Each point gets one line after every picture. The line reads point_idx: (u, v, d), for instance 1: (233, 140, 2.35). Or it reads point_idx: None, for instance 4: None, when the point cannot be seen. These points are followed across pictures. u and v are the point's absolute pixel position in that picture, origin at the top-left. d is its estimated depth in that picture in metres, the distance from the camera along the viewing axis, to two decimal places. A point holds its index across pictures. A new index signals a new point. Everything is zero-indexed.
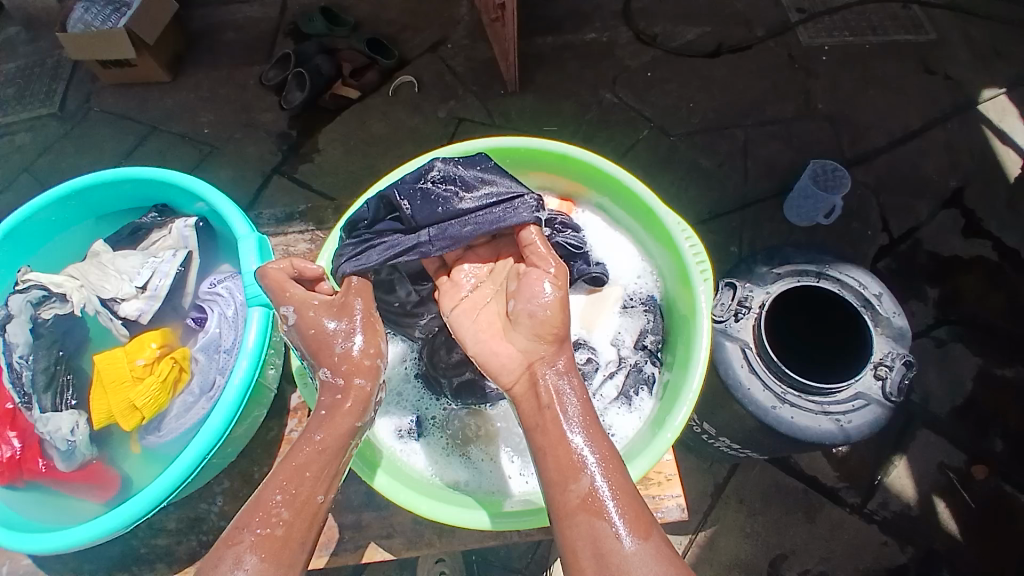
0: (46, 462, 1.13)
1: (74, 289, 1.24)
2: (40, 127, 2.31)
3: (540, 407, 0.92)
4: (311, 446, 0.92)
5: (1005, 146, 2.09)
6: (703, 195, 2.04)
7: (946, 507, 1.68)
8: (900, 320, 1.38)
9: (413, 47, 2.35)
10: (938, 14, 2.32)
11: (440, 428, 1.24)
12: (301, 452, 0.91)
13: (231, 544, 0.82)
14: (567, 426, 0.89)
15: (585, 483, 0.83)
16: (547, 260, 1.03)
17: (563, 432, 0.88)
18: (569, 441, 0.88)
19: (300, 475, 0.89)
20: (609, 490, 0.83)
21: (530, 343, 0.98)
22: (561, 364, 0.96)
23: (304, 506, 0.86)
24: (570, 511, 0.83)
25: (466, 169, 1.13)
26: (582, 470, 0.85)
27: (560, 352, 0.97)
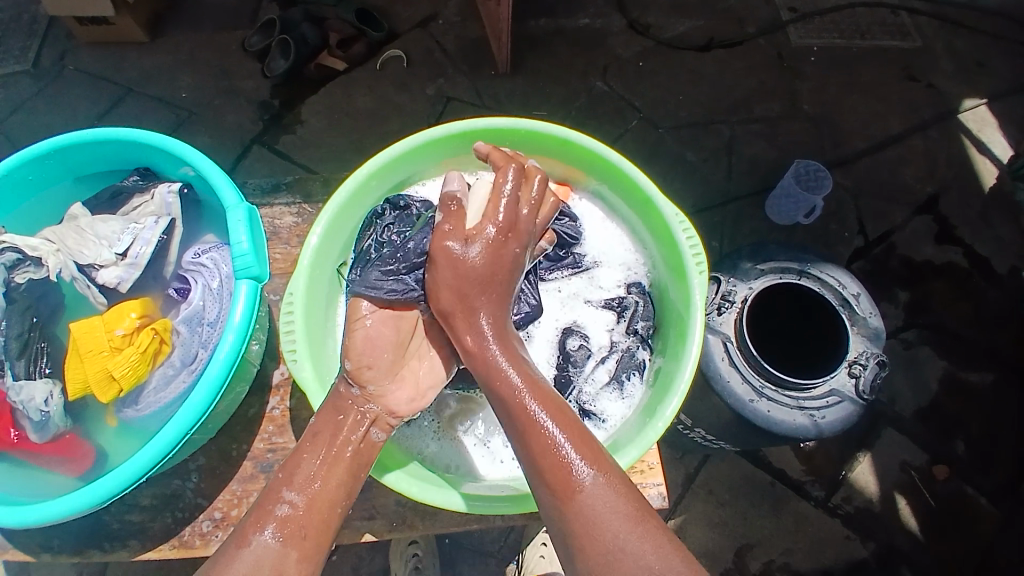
0: (18, 433, 1.10)
1: (50, 254, 1.19)
2: (10, 82, 2.21)
3: (454, 291, 0.98)
4: (324, 448, 0.90)
5: (982, 157, 2.14)
6: (687, 189, 2.05)
7: (904, 502, 1.74)
8: (876, 321, 1.43)
9: (403, 21, 2.31)
10: (925, 22, 2.37)
11: (437, 421, 1.21)
12: (314, 456, 0.89)
13: (244, 544, 0.79)
14: (480, 321, 0.97)
15: (530, 441, 0.84)
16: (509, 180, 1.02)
17: (471, 321, 0.97)
18: (481, 340, 0.95)
19: (312, 474, 0.87)
20: (509, 365, 0.92)
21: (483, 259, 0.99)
22: (469, 236, 1.00)
23: (318, 509, 0.84)
24: (530, 470, 0.84)
25: None
26: (493, 356, 0.93)
27: (486, 225, 1.00)
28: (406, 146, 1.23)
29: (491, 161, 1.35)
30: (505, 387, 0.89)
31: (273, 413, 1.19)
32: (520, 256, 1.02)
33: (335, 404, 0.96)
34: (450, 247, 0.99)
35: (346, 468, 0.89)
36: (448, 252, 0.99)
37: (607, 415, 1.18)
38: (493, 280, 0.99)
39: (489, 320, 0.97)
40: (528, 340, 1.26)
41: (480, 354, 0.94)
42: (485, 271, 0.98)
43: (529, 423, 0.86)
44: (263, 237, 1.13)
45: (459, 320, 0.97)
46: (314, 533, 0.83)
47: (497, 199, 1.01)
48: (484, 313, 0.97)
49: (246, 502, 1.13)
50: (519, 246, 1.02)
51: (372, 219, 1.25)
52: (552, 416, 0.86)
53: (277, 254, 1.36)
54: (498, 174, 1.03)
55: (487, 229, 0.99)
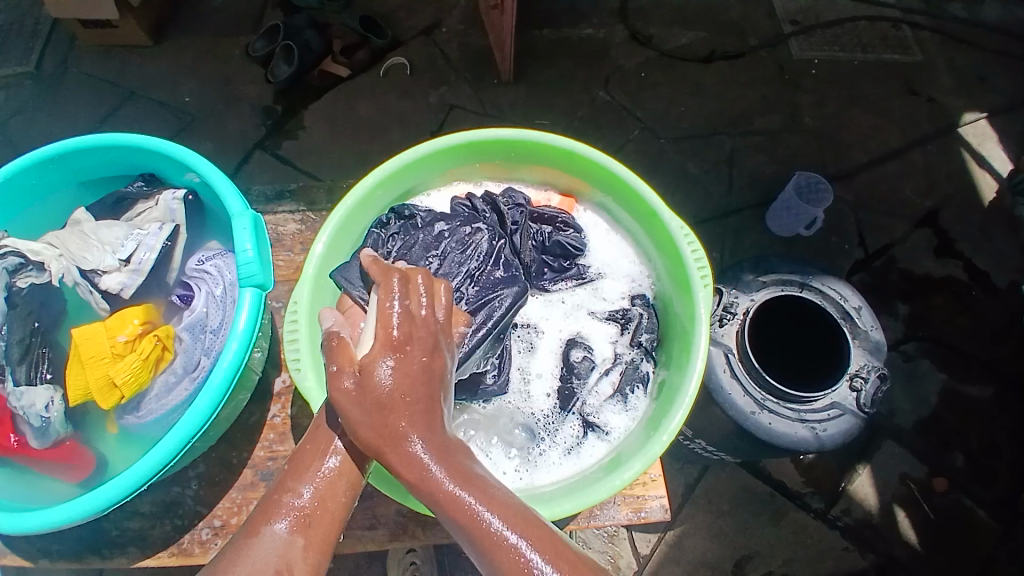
0: (18, 438, 1.09)
1: (53, 259, 1.20)
2: (13, 85, 2.21)
3: (374, 428, 0.78)
4: (331, 437, 0.88)
5: (982, 170, 2.15)
6: (689, 199, 2.06)
7: (904, 515, 1.73)
8: (877, 334, 1.43)
9: (407, 29, 2.32)
10: (925, 37, 2.39)
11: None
12: (321, 446, 0.87)
13: (256, 535, 0.79)
14: (414, 448, 0.77)
15: (506, 575, 0.73)
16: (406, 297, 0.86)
17: (402, 451, 0.77)
18: (424, 465, 0.77)
19: (320, 462, 0.85)
20: (465, 490, 0.76)
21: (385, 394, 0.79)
22: (363, 367, 0.80)
23: (325, 500, 0.83)
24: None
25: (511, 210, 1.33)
26: (441, 482, 0.76)
27: (383, 352, 0.81)
28: (413, 154, 1.23)
29: (496, 171, 1.36)
30: (466, 515, 0.75)
31: (274, 421, 1.19)
32: (432, 363, 0.83)
33: (336, 396, 0.94)
34: (349, 389, 0.79)
35: (351, 457, 0.87)
36: (353, 393, 0.79)
37: (611, 428, 1.18)
38: (410, 399, 0.79)
39: (424, 440, 0.78)
40: (532, 351, 1.26)
41: (423, 484, 0.77)
42: (398, 397, 0.78)
43: (499, 550, 0.74)
44: (267, 245, 1.13)
45: (386, 450, 0.77)
46: (322, 522, 0.82)
47: (387, 317, 0.83)
48: (414, 436, 0.78)
49: (246, 509, 1.12)
50: (425, 353, 0.82)
51: (376, 229, 1.26)
52: (527, 537, 0.75)
53: (280, 260, 1.35)
54: (378, 292, 0.86)
55: (384, 351, 0.80)
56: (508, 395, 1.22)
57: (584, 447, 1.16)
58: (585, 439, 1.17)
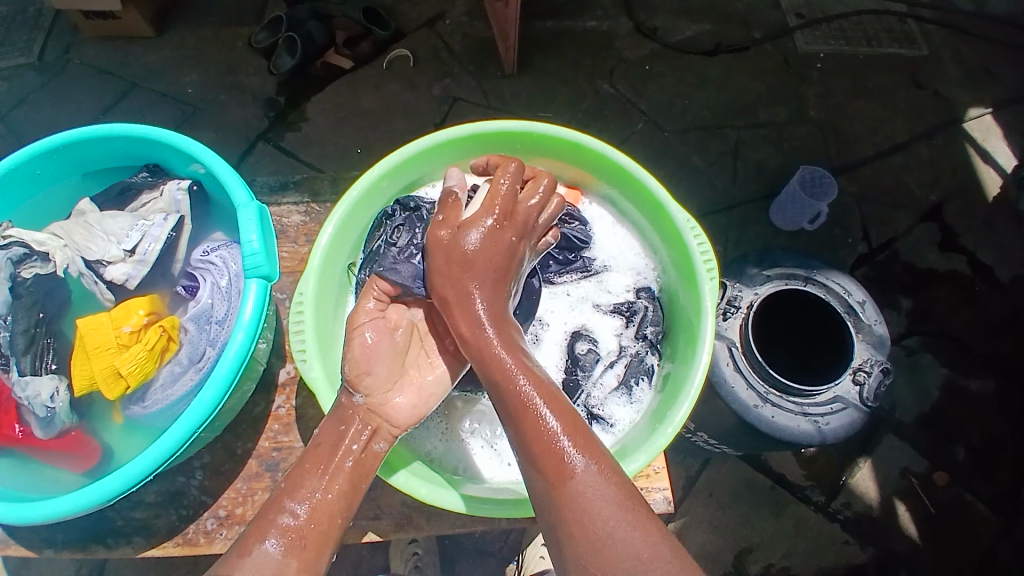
0: (23, 428, 1.11)
1: (58, 249, 1.19)
2: (15, 75, 2.21)
3: (452, 275, 0.94)
4: (328, 458, 0.88)
5: (987, 165, 2.14)
6: (693, 192, 2.05)
7: (905, 509, 1.74)
8: (881, 329, 1.43)
9: (410, 20, 2.31)
10: (931, 30, 2.38)
11: (442, 417, 1.19)
12: (318, 466, 0.87)
13: (244, 554, 0.77)
14: (479, 300, 0.93)
15: (523, 430, 0.82)
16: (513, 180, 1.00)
17: (466, 302, 0.93)
18: (479, 319, 0.92)
19: (318, 482, 0.86)
20: (503, 351, 0.89)
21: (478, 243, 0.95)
22: (469, 226, 0.96)
23: (320, 520, 0.82)
24: (523, 454, 0.82)
25: None
26: (488, 338, 0.90)
27: (486, 215, 0.97)
28: (417, 147, 1.23)
29: None
30: (502, 377, 0.86)
31: (279, 411, 1.19)
32: (518, 246, 0.99)
33: (338, 414, 0.94)
34: (444, 237, 0.96)
35: (349, 478, 0.88)
36: (451, 243, 0.95)
37: (616, 420, 1.18)
38: (489, 267, 0.95)
39: (488, 305, 0.93)
40: (537, 342, 1.26)
41: (476, 341, 0.90)
42: (481, 257, 0.95)
43: (523, 410, 0.83)
44: (273, 236, 1.13)
45: (454, 303, 0.93)
46: (315, 543, 0.81)
47: (496, 190, 0.98)
48: (479, 296, 0.94)
49: (251, 500, 1.13)
50: (515, 237, 0.99)
51: (382, 220, 1.27)
52: (552, 411, 0.83)
53: (285, 252, 1.35)
54: (497, 173, 1.01)
55: (485, 216, 0.96)
56: None
57: None
58: (589, 430, 1.17)
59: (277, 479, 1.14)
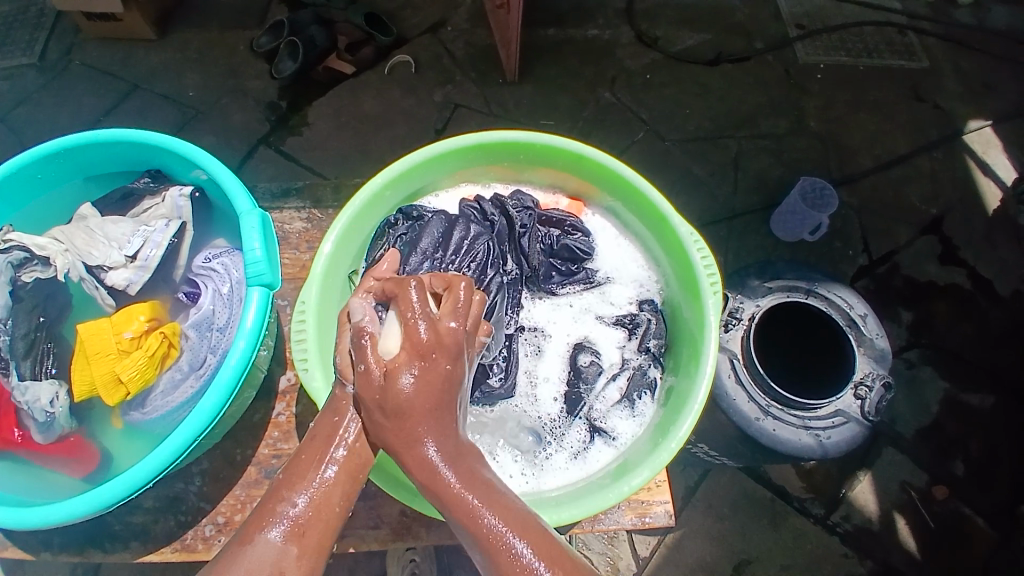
0: (22, 432, 1.09)
1: (59, 253, 1.18)
2: (17, 75, 2.20)
3: (394, 424, 0.78)
4: (325, 448, 0.84)
5: (986, 178, 2.15)
6: (693, 202, 2.06)
7: (903, 522, 1.74)
8: (882, 342, 1.43)
9: (413, 26, 2.31)
10: (931, 43, 2.39)
11: None
12: (319, 452, 0.84)
13: (246, 541, 0.77)
14: (428, 444, 0.78)
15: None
16: (425, 305, 0.81)
17: (414, 450, 0.78)
18: (432, 463, 0.78)
19: (318, 471, 0.82)
20: (469, 491, 0.77)
21: (406, 396, 0.78)
22: (392, 368, 0.79)
23: (319, 510, 0.80)
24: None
25: (517, 212, 1.33)
26: (449, 485, 0.77)
27: (411, 357, 0.79)
28: (421, 156, 1.23)
29: (503, 172, 1.35)
30: (472, 528, 0.75)
31: (279, 419, 1.18)
32: (454, 371, 0.80)
33: (331, 405, 0.88)
34: (372, 388, 0.79)
35: (347, 469, 0.83)
36: (379, 393, 0.78)
37: (618, 434, 1.18)
38: (430, 408, 0.78)
39: (439, 441, 0.79)
40: (540, 354, 1.26)
41: (433, 487, 0.77)
42: (416, 405, 0.78)
43: (502, 558, 0.73)
44: (276, 244, 1.13)
45: (402, 452, 0.78)
46: (315, 531, 0.79)
47: (409, 326, 0.80)
48: (428, 438, 0.78)
49: (250, 507, 1.12)
50: (450, 362, 0.80)
51: (384, 229, 1.27)
52: (526, 541, 0.74)
53: (286, 258, 1.35)
54: (400, 301, 0.82)
55: (406, 364, 0.78)
56: (515, 399, 1.21)
57: (590, 451, 1.16)
58: (592, 444, 1.17)
59: None
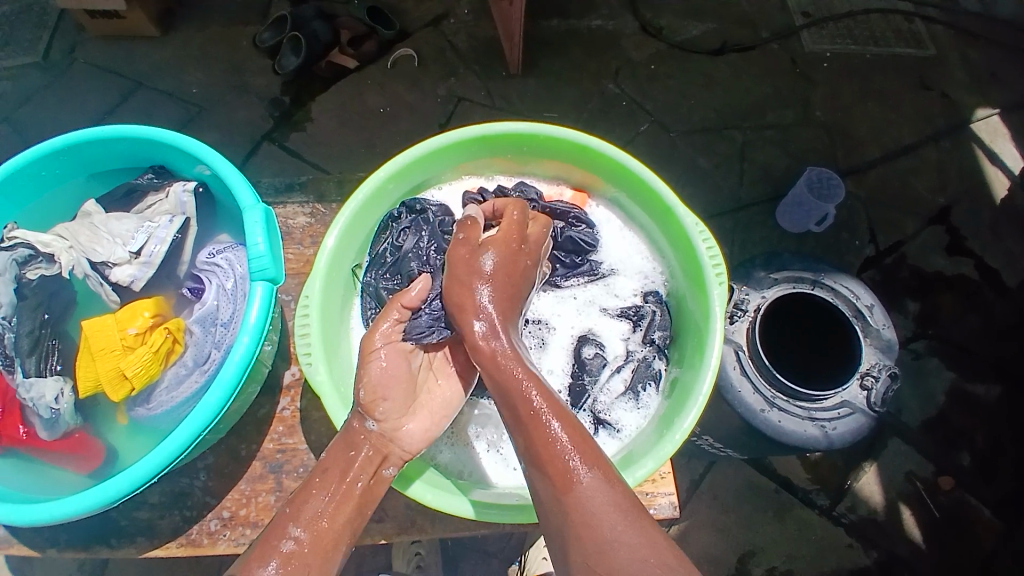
0: (26, 429, 1.10)
1: (63, 250, 1.19)
2: (21, 74, 2.21)
3: (466, 284, 0.99)
4: (334, 485, 0.88)
5: (994, 168, 2.13)
6: (698, 193, 2.04)
7: (910, 514, 1.73)
8: (889, 333, 1.42)
9: (414, 20, 2.30)
10: (939, 31, 2.36)
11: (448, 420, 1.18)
12: (325, 490, 0.88)
13: None
14: (490, 312, 0.97)
15: (534, 436, 0.84)
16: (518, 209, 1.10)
17: (478, 313, 0.97)
18: (489, 326, 0.96)
19: (321, 505, 0.86)
20: (513, 365, 0.91)
21: (495, 261, 1.02)
22: (486, 245, 1.03)
23: (321, 544, 0.82)
24: (532, 460, 0.83)
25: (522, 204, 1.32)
26: (500, 352, 0.93)
27: (506, 238, 1.05)
28: (424, 148, 1.22)
29: (507, 164, 1.35)
30: (514, 386, 0.88)
31: (284, 414, 1.18)
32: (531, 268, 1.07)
33: (345, 439, 0.93)
34: (463, 250, 1.02)
35: (353, 503, 0.88)
36: (470, 255, 1.01)
37: (622, 426, 1.17)
38: (506, 284, 1.01)
39: (500, 315, 0.97)
40: (544, 346, 1.25)
41: (488, 349, 0.94)
42: (497, 273, 1.01)
43: (530, 416, 0.85)
44: (279, 240, 1.12)
45: (467, 311, 0.98)
46: (317, 568, 0.80)
47: (510, 219, 1.08)
48: (493, 306, 0.98)
49: (254, 502, 1.12)
50: (527, 263, 1.07)
51: (388, 222, 1.27)
52: (561, 421, 0.85)
53: (289, 254, 1.35)
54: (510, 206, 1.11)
55: (501, 243, 1.04)
56: None
57: (594, 443, 1.16)
58: (596, 436, 1.17)
59: (281, 480, 1.14)
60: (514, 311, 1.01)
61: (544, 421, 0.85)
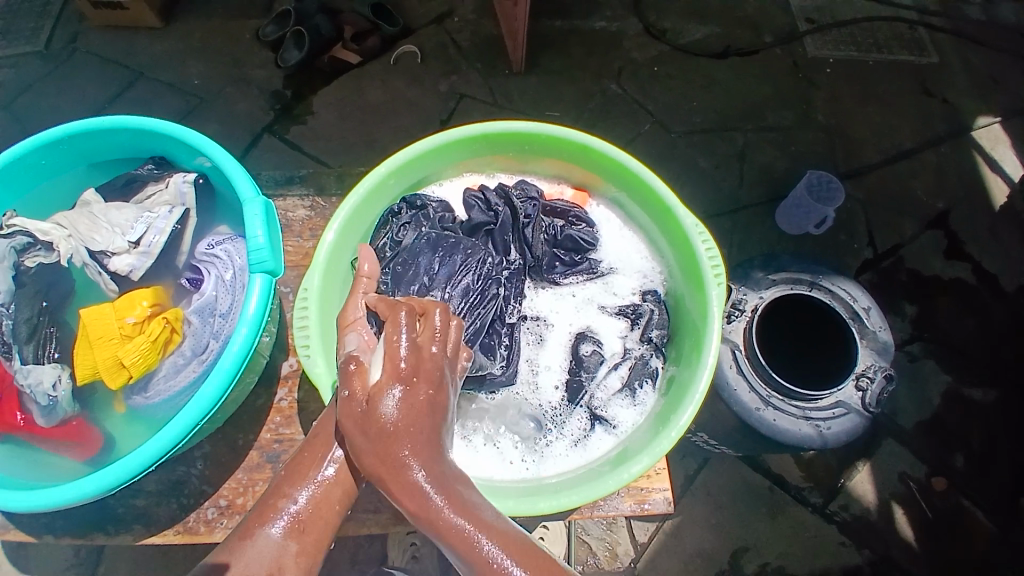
0: (24, 416, 1.10)
1: (62, 239, 1.19)
2: (22, 63, 2.20)
3: (380, 446, 0.77)
4: (328, 446, 0.87)
5: (994, 175, 2.13)
6: (699, 193, 2.05)
7: (905, 516, 1.73)
8: (886, 335, 1.42)
9: (418, 17, 2.31)
10: (941, 38, 2.37)
11: None
12: (320, 451, 0.87)
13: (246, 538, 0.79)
14: (411, 467, 0.76)
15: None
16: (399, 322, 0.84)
17: (399, 478, 0.76)
18: (417, 488, 0.75)
19: (318, 469, 0.86)
20: (459, 518, 0.75)
21: (397, 411, 0.78)
22: (385, 384, 0.79)
23: (320, 507, 0.83)
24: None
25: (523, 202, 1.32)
26: (441, 515, 0.75)
27: (398, 371, 0.80)
28: (427, 144, 1.23)
29: (509, 162, 1.35)
30: (474, 553, 0.74)
31: (281, 404, 1.18)
32: (438, 396, 0.81)
33: (337, 405, 0.90)
34: (360, 407, 0.78)
35: (349, 467, 0.87)
36: (370, 409, 0.78)
37: (619, 422, 1.17)
38: (417, 429, 0.78)
39: (425, 466, 0.76)
40: (542, 342, 1.26)
41: (423, 513, 0.75)
42: (402, 427, 0.77)
43: None
44: (279, 233, 1.12)
45: (388, 480, 0.76)
46: (314, 529, 0.82)
47: (393, 348, 0.82)
48: (416, 464, 0.76)
49: (252, 490, 1.12)
50: (430, 387, 0.81)
51: (388, 217, 1.27)
52: None
53: (289, 246, 1.35)
54: (388, 324, 0.84)
55: (394, 380, 0.79)
56: (516, 387, 1.21)
57: (591, 439, 1.16)
58: (592, 432, 1.16)
59: (278, 470, 1.14)
60: (440, 447, 0.80)
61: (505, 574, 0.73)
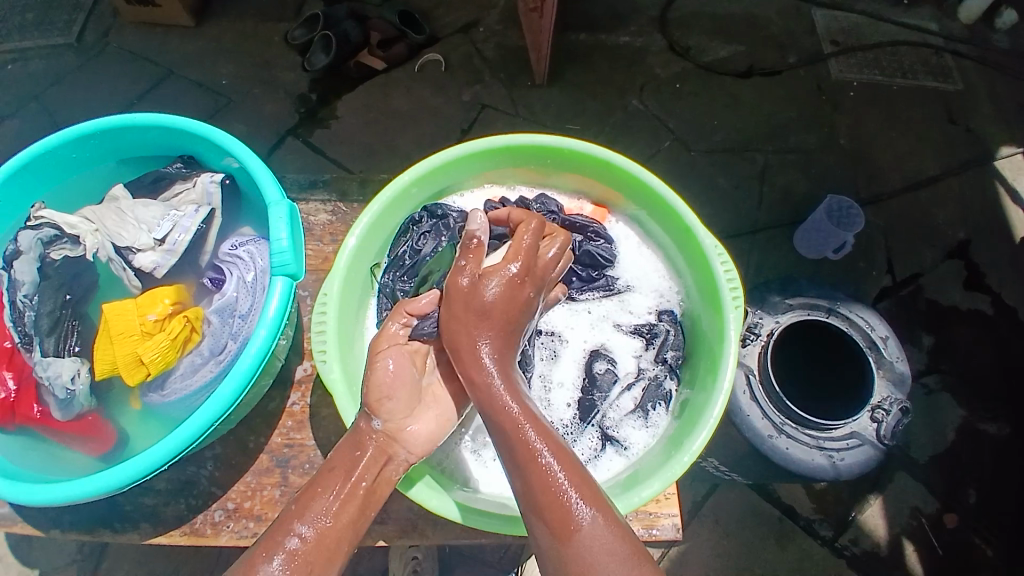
0: (41, 409, 1.11)
1: (89, 233, 1.22)
2: (55, 56, 2.24)
3: (470, 317, 0.92)
4: (340, 482, 0.85)
5: (1016, 206, 2.11)
6: (717, 214, 2.04)
7: (913, 550, 1.71)
8: (902, 366, 1.42)
9: (444, 26, 2.33)
10: (968, 65, 2.35)
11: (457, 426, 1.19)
12: (330, 484, 0.85)
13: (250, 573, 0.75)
14: (484, 346, 0.91)
15: (524, 491, 0.78)
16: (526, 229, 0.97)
17: (475, 348, 0.90)
18: (483, 364, 0.89)
19: (326, 502, 0.83)
20: (510, 398, 0.86)
21: (502, 296, 0.93)
22: (495, 276, 0.93)
23: (325, 544, 0.80)
24: (528, 509, 0.78)
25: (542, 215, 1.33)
26: (498, 390, 0.86)
27: (515, 265, 0.94)
28: (451, 155, 1.24)
29: (531, 175, 1.36)
30: (511, 426, 0.82)
31: (294, 408, 1.19)
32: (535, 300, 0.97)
33: (352, 439, 0.91)
34: (465, 284, 0.93)
35: (357, 504, 0.84)
36: (472, 289, 0.93)
37: (630, 443, 1.17)
38: (503, 319, 0.93)
39: (496, 348, 0.91)
40: (556, 359, 1.26)
41: (482, 385, 0.87)
42: (498, 308, 0.92)
43: (529, 459, 0.79)
44: (302, 237, 1.14)
45: (465, 350, 0.91)
46: (319, 568, 0.78)
47: (520, 244, 0.96)
48: (489, 347, 0.91)
49: (260, 495, 1.13)
50: (531, 289, 0.97)
51: (409, 225, 1.29)
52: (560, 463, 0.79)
53: (308, 249, 1.36)
54: (520, 228, 0.97)
55: (508, 267, 0.94)
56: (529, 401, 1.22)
57: (601, 459, 1.15)
58: (603, 451, 1.16)
59: (287, 475, 1.15)
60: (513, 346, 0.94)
61: (538, 458, 0.80)
